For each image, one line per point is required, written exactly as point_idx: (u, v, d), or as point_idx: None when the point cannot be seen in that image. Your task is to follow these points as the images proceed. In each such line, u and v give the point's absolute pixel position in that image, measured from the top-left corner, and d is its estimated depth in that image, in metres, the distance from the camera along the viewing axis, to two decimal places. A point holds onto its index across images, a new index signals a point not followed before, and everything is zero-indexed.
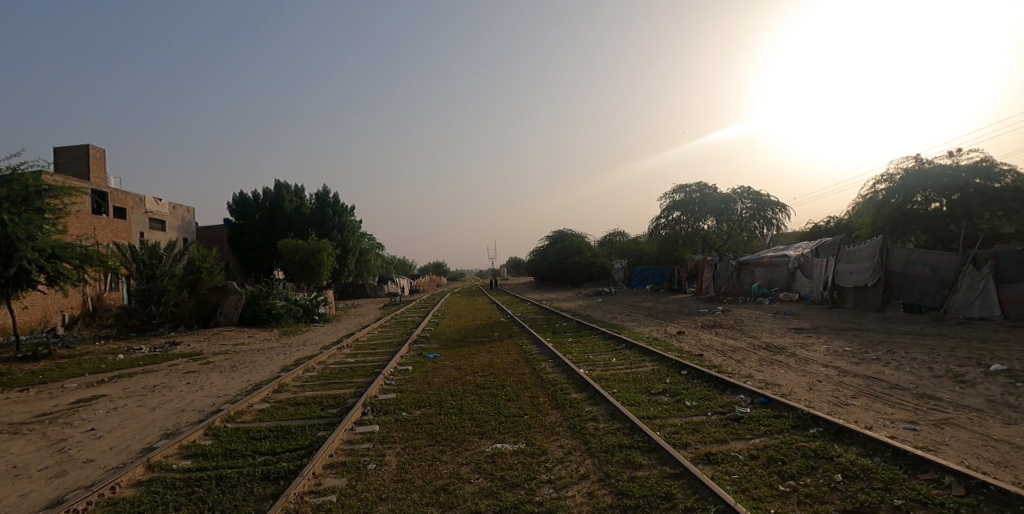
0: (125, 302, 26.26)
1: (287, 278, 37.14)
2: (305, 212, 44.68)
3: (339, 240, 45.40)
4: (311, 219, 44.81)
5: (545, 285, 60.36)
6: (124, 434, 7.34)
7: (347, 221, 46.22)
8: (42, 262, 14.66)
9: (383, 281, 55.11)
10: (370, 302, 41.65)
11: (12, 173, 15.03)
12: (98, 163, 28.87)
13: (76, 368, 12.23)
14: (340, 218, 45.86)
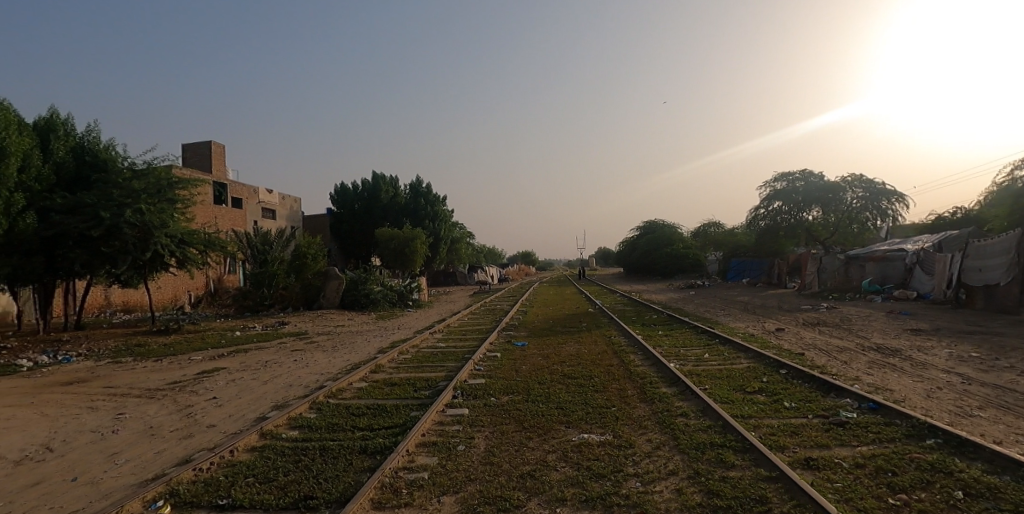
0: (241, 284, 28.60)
1: (383, 265, 39.02)
2: (399, 202, 46.59)
3: (432, 229, 46.83)
4: (406, 208, 46.64)
5: (634, 276, 59.11)
6: (240, 404, 8.03)
7: (440, 210, 47.60)
8: (173, 247, 16.36)
9: (473, 269, 56.60)
10: (461, 290, 42.85)
11: (149, 167, 16.77)
12: (219, 158, 31.64)
13: (201, 342, 13.55)
14: (432, 208, 47.40)
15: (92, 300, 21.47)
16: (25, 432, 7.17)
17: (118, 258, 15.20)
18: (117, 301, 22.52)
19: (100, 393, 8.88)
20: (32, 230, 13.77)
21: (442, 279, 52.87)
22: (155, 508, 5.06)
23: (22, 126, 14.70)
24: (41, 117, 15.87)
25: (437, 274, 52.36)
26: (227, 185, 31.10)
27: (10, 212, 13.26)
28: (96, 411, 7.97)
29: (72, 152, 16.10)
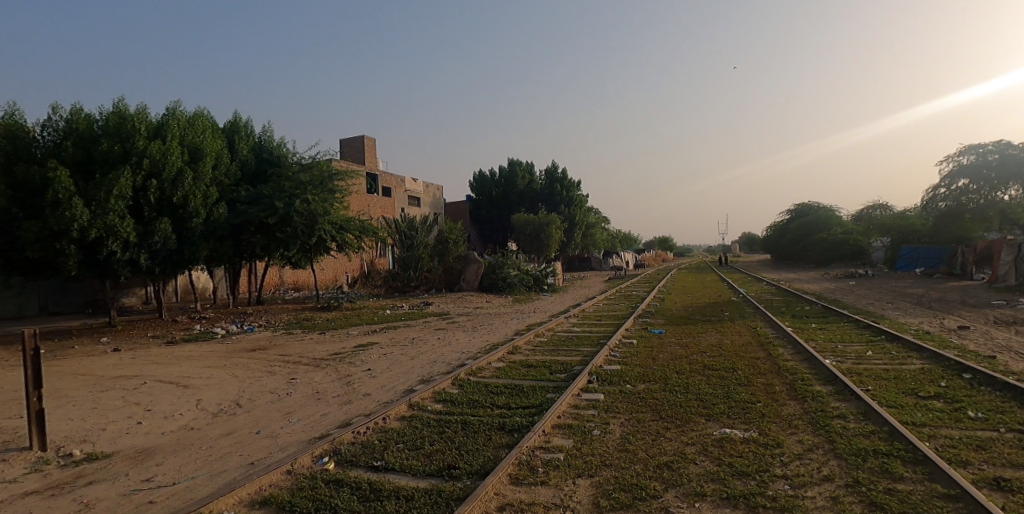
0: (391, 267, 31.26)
1: (520, 249, 40.09)
2: (535, 188, 47.63)
3: (567, 215, 46.92)
4: (541, 194, 47.53)
5: (784, 264, 54.60)
6: (391, 376, 8.73)
7: (575, 196, 47.57)
8: (333, 233, 18.19)
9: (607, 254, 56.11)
10: (595, 276, 42.71)
11: (313, 161, 18.70)
12: (371, 151, 34.40)
13: (357, 319, 14.95)
14: (568, 194, 47.37)
15: (270, 280, 24.62)
16: (220, 389, 8.41)
17: (289, 243, 17.18)
18: (288, 280, 25.59)
19: (277, 359, 10.16)
20: (223, 219, 16.08)
21: (577, 265, 53.46)
22: (321, 463, 5.66)
23: (215, 130, 17.11)
24: (229, 121, 18.37)
25: (571, 259, 52.78)
26: (378, 175, 33.82)
27: (206, 203, 15.58)
28: (273, 375, 9.12)
29: (253, 150, 18.49)
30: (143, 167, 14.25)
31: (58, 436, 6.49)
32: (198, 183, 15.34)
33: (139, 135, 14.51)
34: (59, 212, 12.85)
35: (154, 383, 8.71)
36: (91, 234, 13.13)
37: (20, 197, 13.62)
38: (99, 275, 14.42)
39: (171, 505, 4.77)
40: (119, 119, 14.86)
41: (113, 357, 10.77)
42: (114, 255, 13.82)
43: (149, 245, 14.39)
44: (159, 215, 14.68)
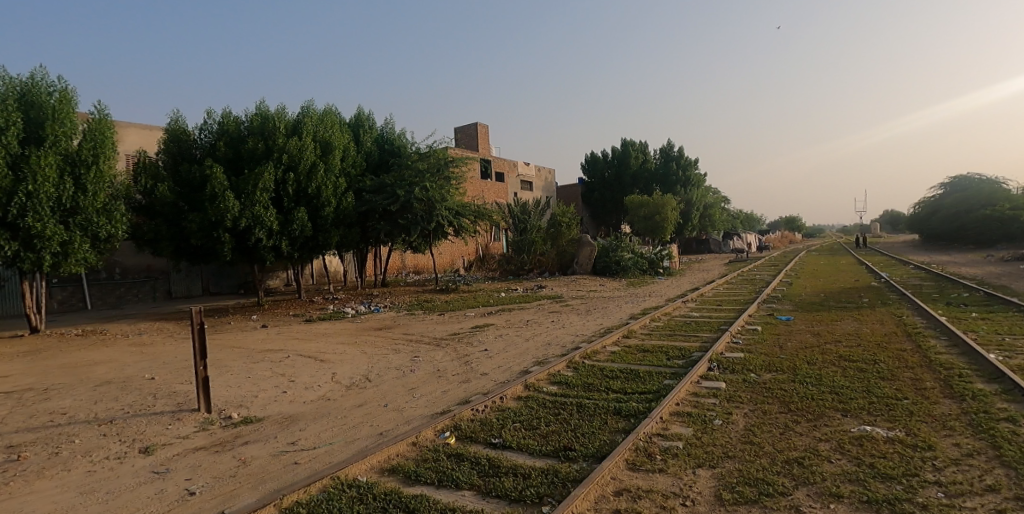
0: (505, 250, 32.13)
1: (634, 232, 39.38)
2: (650, 168, 46.94)
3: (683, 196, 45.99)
4: (656, 174, 47.09)
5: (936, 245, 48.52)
6: (507, 356, 8.95)
7: (692, 176, 46.73)
8: (451, 218, 18.93)
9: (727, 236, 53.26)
10: (713, 259, 40.69)
11: (431, 150, 19.48)
12: (485, 137, 35.19)
13: (474, 301, 15.47)
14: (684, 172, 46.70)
15: (393, 264, 26.22)
16: (352, 364, 9.11)
17: (410, 228, 18.08)
18: (410, 264, 27.17)
19: (402, 338, 10.81)
20: (351, 207, 17.16)
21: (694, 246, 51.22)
22: (443, 437, 5.93)
23: (343, 125, 18.40)
24: (354, 116, 19.62)
25: (687, 241, 50.85)
26: (492, 161, 34.61)
27: (337, 193, 16.79)
28: (398, 352, 9.71)
29: (376, 142, 19.65)
30: (283, 162, 15.73)
31: (221, 400, 7.39)
32: (329, 174, 16.53)
33: (279, 132, 15.98)
34: (216, 204, 14.58)
35: (296, 357, 9.63)
36: (242, 223, 14.74)
37: (185, 192, 15.57)
38: (249, 259, 16.13)
39: (313, 467, 5.26)
40: (262, 119, 16.45)
41: (263, 332, 12.06)
42: (261, 241, 15.34)
43: (289, 232, 15.76)
44: (296, 205, 16.07)
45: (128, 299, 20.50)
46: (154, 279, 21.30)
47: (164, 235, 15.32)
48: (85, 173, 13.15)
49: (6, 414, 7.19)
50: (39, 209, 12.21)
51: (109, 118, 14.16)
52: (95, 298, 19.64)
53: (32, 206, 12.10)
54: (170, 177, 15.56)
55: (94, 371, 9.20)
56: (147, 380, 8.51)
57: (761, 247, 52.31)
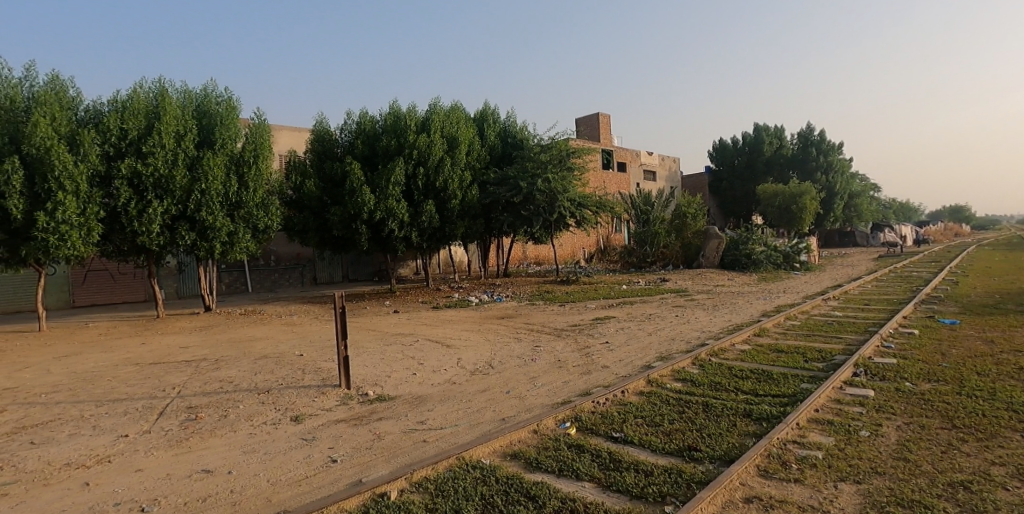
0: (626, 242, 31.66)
1: (767, 224, 36.87)
2: (786, 154, 43.66)
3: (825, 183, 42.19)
4: (794, 160, 43.79)
5: None
6: (628, 350, 8.78)
7: (836, 160, 42.69)
8: (572, 209, 18.92)
9: (879, 227, 47.84)
10: (861, 253, 36.82)
11: (552, 142, 19.55)
12: (606, 128, 34.68)
13: (594, 293, 15.37)
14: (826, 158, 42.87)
15: (515, 255, 26.82)
16: (476, 351, 9.46)
17: (532, 220, 18.34)
18: (531, 255, 27.65)
19: (524, 328, 11.03)
20: (476, 199, 17.75)
21: (837, 239, 46.71)
22: (564, 427, 5.96)
23: (468, 120, 19.05)
24: (478, 110, 20.22)
25: (829, 234, 46.49)
26: (613, 151, 34.09)
27: (462, 186, 17.44)
28: (519, 341, 9.91)
29: (499, 136, 20.11)
30: (413, 157, 16.68)
31: (359, 378, 8.03)
32: (455, 168, 17.22)
33: (410, 130, 16.94)
34: (355, 199, 15.83)
35: (424, 341, 10.21)
36: (377, 216, 15.86)
37: (329, 187, 17.06)
38: (382, 249, 17.30)
39: (440, 446, 5.54)
40: (395, 118, 17.51)
41: (395, 317, 12.91)
42: (393, 232, 16.38)
43: (419, 223, 16.66)
44: (425, 197, 16.95)
45: (281, 283, 22.92)
46: (303, 266, 23.62)
47: (311, 226, 16.89)
48: (247, 171, 14.86)
49: (188, 380, 8.37)
50: (210, 204, 14.01)
51: (267, 123, 15.90)
52: (255, 281, 22.19)
53: (205, 202, 13.92)
54: (316, 173, 17.12)
55: (255, 346, 10.42)
56: (297, 355, 9.48)
57: (920, 240, 46.40)
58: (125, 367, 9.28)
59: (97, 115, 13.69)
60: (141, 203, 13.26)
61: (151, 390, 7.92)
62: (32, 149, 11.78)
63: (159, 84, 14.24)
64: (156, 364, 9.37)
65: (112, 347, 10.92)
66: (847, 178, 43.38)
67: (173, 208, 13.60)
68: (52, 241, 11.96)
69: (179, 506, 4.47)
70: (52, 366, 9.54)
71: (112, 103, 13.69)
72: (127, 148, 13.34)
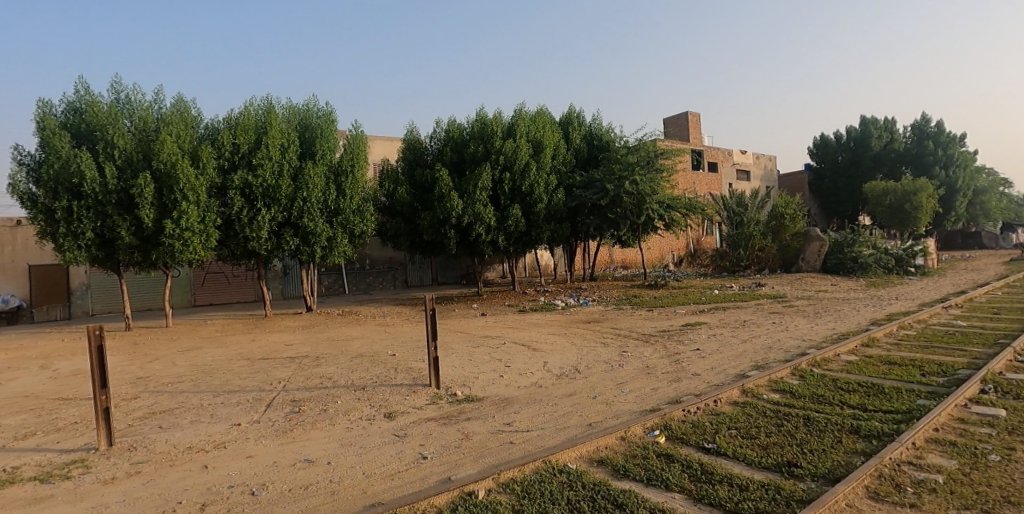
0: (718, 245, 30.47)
1: (876, 224, 34.04)
2: (897, 149, 40.12)
3: (944, 179, 38.45)
4: (907, 155, 40.23)
5: None
6: (721, 358, 8.42)
7: (956, 153, 38.99)
8: (661, 212, 18.47)
9: (1011, 227, 42.86)
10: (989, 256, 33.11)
11: (639, 143, 19.17)
12: (696, 127, 33.54)
13: (683, 298, 14.89)
14: (945, 151, 39.15)
15: (601, 258, 26.62)
16: (562, 354, 9.45)
17: (620, 223, 18.08)
18: (618, 259, 27.28)
19: (610, 332, 10.89)
20: (562, 203, 17.77)
21: (960, 241, 42.32)
22: (652, 435, 5.81)
23: (554, 125, 19.10)
24: (563, 114, 20.21)
25: (951, 235, 42.22)
26: (704, 151, 32.92)
27: (548, 190, 17.49)
28: (606, 346, 9.79)
29: (585, 139, 20.00)
30: (499, 163, 16.99)
31: (448, 378, 8.26)
32: (541, 172, 17.32)
33: (496, 136, 17.26)
34: (444, 204, 16.33)
35: (511, 344, 10.34)
36: (464, 220, 16.28)
37: (420, 194, 17.71)
38: (470, 253, 17.71)
39: (526, 448, 5.58)
40: (482, 124, 17.88)
41: (482, 320, 13.18)
42: (480, 236, 16.72)
43: (505, 228, 16.89)
44: (512, 202, 17.16)
45: (375, 286, 24.05)
46: (395, 270, 24.67)
47: (403, 231, 17.60)
48: (345, 180, 15.74)
49: (292, 375, 8.98)
50: (311, 211, 14.96)
51: (363, 134, 16.77)
52: (352, 284, 23.45)
53: (307, 209, 14.89)
54: (407, 181, 17.84)
55: (352, 345, 11.00)
56: (391, 355, 9.90)
57: None
58: (239, 361, 10.12)
59: (214, 132, 15.02)
60: (252, 211, 14.41)
61: (261, 384, 8.56)
62: (160, 164, 13.12)
63: (266, 102, 15.40)
64: (265, 359, 10.14)
65: (227, 343, 11.94)
66: (971, 172, 39.33)
67: (278, 215, 14.67)
68: (177, 246, 13.25)
69: (284, 491, 4.80)
70: (177, 358, 10.56)
71: (227, 121, 14.97)
72: (240, 161, 14.54)
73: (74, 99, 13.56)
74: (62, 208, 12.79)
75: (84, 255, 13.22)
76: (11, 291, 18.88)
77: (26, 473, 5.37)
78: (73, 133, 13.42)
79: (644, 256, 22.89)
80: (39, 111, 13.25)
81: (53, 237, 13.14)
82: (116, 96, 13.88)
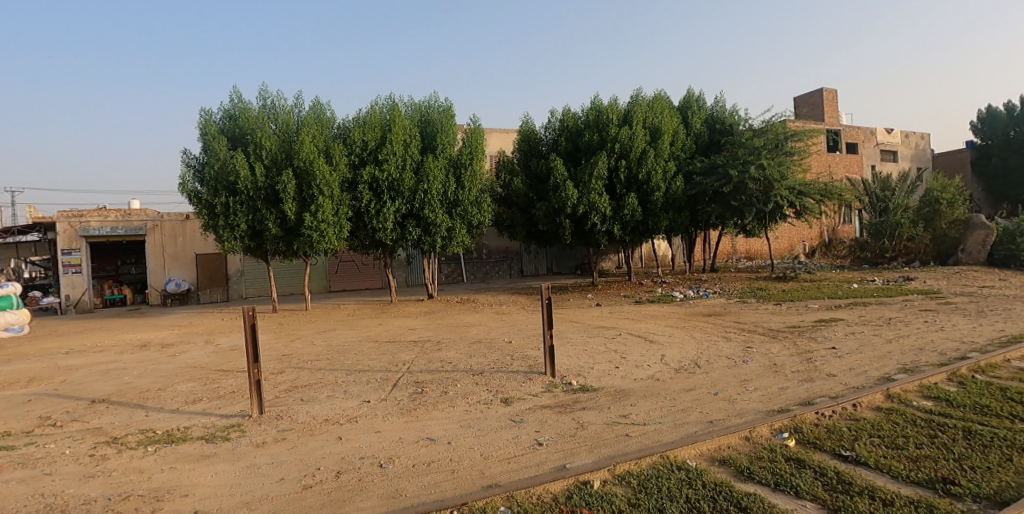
0: (857, 234, 27.79)
1: None
2: None
3: None
4: None
5: None
6: (862, 359, 7.68)
7: None
8: (792, 198, 17.18)
9: None
10: None
11: (767, 125, 17.92)
12: (833, 104, 30.66)
13: (817, 292, 13.76)
14: None
15: (722, 249, 25.38)
16: (681, 348, 9.14)
17: (744, 210, 17.08)
18: (741, 249, 25.86)
19: (734, 327, 10.36)
20: (680, 191, 17.11)
21: None
22: (780, 437, 5.44)
23: (672, 109, 18.39)
24: (682, 97, 19.37)
25: None
26: (841, 130, 30.05)
27: (666, 178, 16.90)
28: (729, 341, 9.32)
29: (705, 123, 19.05)
30: (615, 151, 16.71)
31: (563, 367, 8.33)
32: (658, 159, 16.77)
33: (612, 123, 16.96)
34: (559, 194, 16.42)
35: (627, 335, 10.19)
36: (579, 210, 16.25)
37: (535, 184, 17.92)
38: (585, 243, 17.64)
39: (643, 442, 5.47)
40: (597, 112, 17.65)
41: (597, 310, 13.11)
42: (596, 226, 16.59)
43: (621, 217, 16.60)
44: (627, 191, 16.83)
45: (492, 274, 24.76)
46: (511, 259, 25.22)
47: (518, 221, 17.92)
48: (463, 172, 16.31)
49: (416, 358, 9.52)
50: (432, 203, 15.67)
51: (481, 127, 17.25)
52: (470, 272, 24.34)
53: (428, 201, 15.62)
54: (522, 171, 18.12)
55: (470, 331, 11.43)
56: (507, 342, 10.16)
57: None
58: (369, 343, 10.92)
59: (345, 131, 16.20)
60: (379, 204, 15.40)
61: (388, 365, 9.18)
62: (300, 162, 14.41)
63: (391, 100, 16.31)
64: (392, 342, 10.85)
65: (358, 326, 12.93)
66: None
67: (402, 207, 15.54)
68: (314, 237, 14.52)
69: (409, 466, 5.11)
70: (315, 339, 11.60)
71: (356, 119, 16.07)
72: (368, 157, 15.58)
73: (229, 106, 15.28)
74: (221, 204, 14.50)
75: (239, 245, 14.91)
76: (183, 276, 21.82)
77: (196, 433, 6.20)
78: (229, 137, 15.13)
79: (771, 246, 21.47)
80: (203, 119, 15.08)
81: (214, 229, 14.95)
82: (264, 102, 15.43)
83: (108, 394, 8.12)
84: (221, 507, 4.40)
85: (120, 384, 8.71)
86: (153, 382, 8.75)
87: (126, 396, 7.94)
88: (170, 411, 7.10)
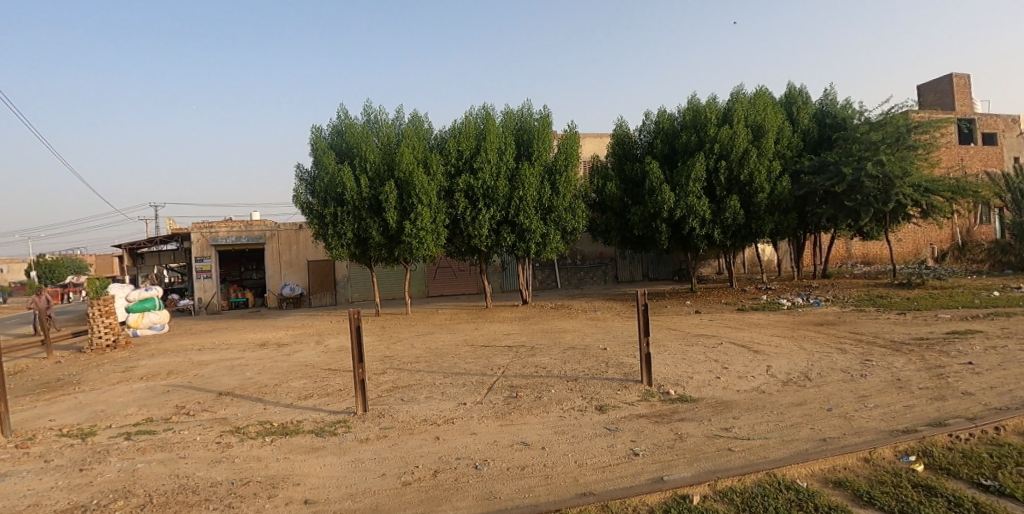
0: (998, 236, 24.79)
1: None
2: None
3: None
4: None
5: None
6: (1006, 376, 6.81)
7: None
8: (916, 196, 15.64)
9: None
10: None
11: (886, 117, 16.46)
12: (965, 91, 27.55)
13: (948, 300, 12.39)
14: None
15: (836, 253, 23.63)
16: (789, 359, 8.58)
17: (860, 211, 15.78)
18: (858, 253, 23.94)
19: (850, 337, 9.58)
20: (787, 191, 16.11)
21: None
22: (907, 461, 4.94)
23: (776, 105, 17.39)
24: (787, 92, 18.24)
25: None
26: (975, 119, 26.95)
27: (771, 178, 15.97)
28: (845, 353, 8.62)
29: (814, 118, 17.81)
30: (714, 151, 16.05)
31: (660, 376, 8.09)
32: (762, 159, 15.90)
33: (710, 123, 16.32)
34: (655, 198, 16.06)
35: (729, 344, 9.71)
36: (677, 214, 15.79)
37: (629, 188, 17.62)
38: (684, 247, 17.07)
39: (747, 457, 5.19)
40: (694, 112, 17.05)
41: (695, 317, 12.65)
42: (695, 230, 16.01)
43: (722, 221, 15.91)
44: (728, 193, 16.10)
45: (586, 280, 24.60)
46: (605, 265, 24.93)
47: (613, 226, 17.69)
48: (558, 178, 16.36)
49: (510, 363, 9.65)
50: (527, 209, 15.84)
51: (575, 132, 17.22)
52: (564, 278, 24.32)
53: (523, 207, 15.82)
54: (617, 176, 17.87)
55: (564, 337, 11.41)
56: (602, 349, 10.03)
57: None
58: (465, 346, 11.21)
59: (442, 142, 16.80)
60: (474, 211, 15.83)
61: (483, 368, 9.37)
62: (400, 173, 15.14)
63: (485, 110, 16.72)
64: (486, 347, 11.07)
65: (455, 330, 13.33)
66: None
67: (497, 214, 15.85)
68: (414, 244, 15.15)
69: (503, 470, 5.18)
70: (414, 341, 12.09)
71: (452, 130, 16.61)
72: (463, 166, 16.08)
73: (337, 122, 16.35)
74: (330, 213, 15.53)
75: (346, 252, 15.88)
76: (296, 281, 23.61)
77: (307, 426, 6.67)
78: (337, 151, 16.20)
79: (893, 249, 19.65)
80: (314, 135, 16.25)
81: (324, 238, 16.04)
82: (368, 117, 16.37)
83: (233, 388, 8.94)
84: (329, 498, 4.69)
85: (242, 379, 9.57)
86: (271, 378, 9.52)
87: (247, 390, 8.70)
88: (284, 406, 7.70)
